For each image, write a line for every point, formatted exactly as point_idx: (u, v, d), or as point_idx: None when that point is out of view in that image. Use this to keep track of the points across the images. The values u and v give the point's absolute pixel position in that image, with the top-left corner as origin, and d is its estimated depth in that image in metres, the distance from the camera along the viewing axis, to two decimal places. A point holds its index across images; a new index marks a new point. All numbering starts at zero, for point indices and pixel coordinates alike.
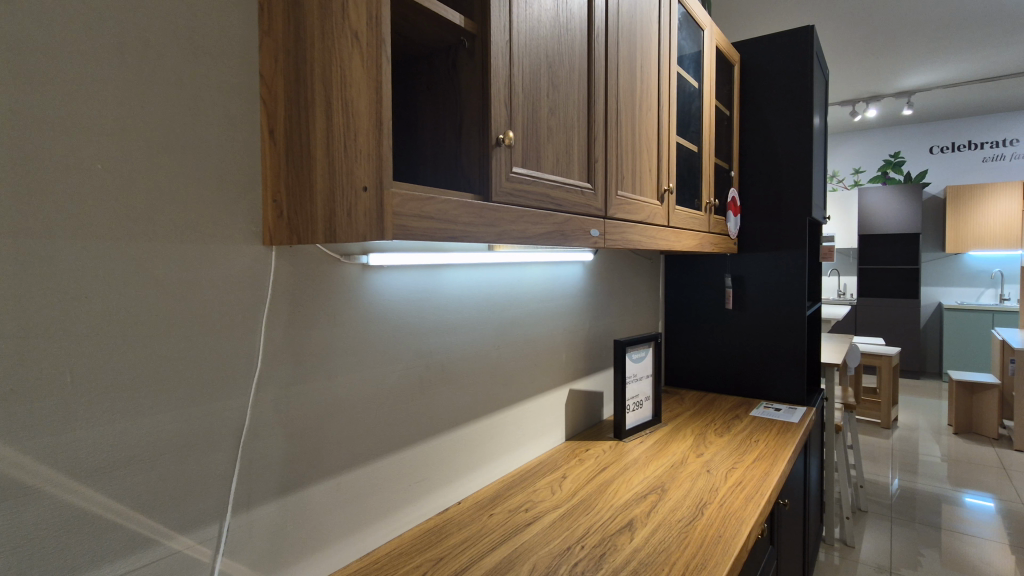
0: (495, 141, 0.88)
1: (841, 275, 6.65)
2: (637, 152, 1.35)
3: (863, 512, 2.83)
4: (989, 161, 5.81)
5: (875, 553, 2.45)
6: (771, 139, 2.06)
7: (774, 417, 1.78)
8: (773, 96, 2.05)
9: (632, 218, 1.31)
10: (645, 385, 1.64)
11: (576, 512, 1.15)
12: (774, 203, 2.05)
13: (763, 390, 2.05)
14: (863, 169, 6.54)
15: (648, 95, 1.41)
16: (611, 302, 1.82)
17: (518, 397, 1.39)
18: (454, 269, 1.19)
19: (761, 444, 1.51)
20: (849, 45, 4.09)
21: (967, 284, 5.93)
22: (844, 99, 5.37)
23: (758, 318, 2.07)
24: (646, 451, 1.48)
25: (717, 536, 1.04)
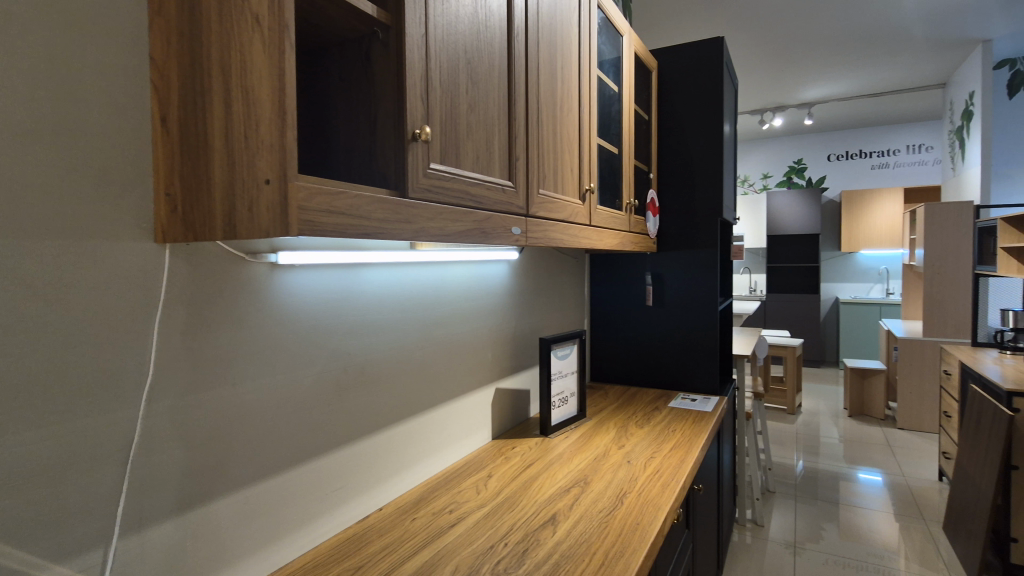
0: (411, 136, 0.86)
1: (752, 273, 7.04)
2: (558, 152, 1.37)
3: (770, 493, 3.04)
4: (877, 168, 6.42)
5: (782, 530, 2.64)
6: (686, 144, 2.16)
7: (690, 407, 1.87)
8: (688, 102, 2.16)
9: (554, 217, 1.32)
10: (570, 381, 1.67)
11: (501, 511, 1.15)
12: (690, 204, 2.16)
13: (681, 382, 2.15)
14: (770, 174, 7.05)
15: (568, 96, 1.44)
16: (536, 301, 1.84)
17: (442, 398, 1.37)
18: (373, 268, 1.16)
19: (678, 433, 1.59)
20: (757, 57, 4.38)
21: (858, 280, 6.55)
22: (754, 108, 5.76)
23: (676, 315, 2.17)
24: (571, 445, 1.51)
25: (635, 524, 1.08)
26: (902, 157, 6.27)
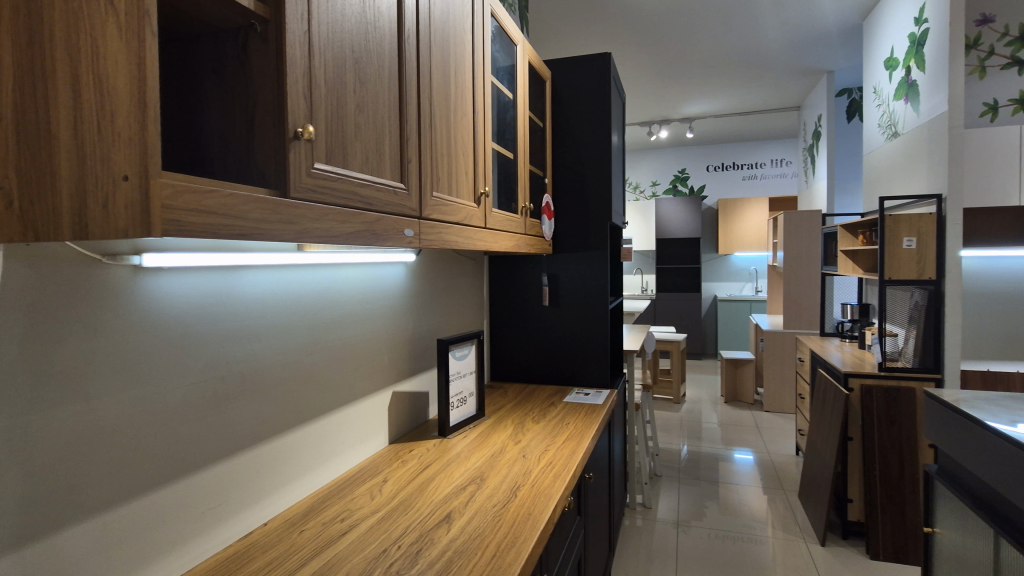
0: (293, 134, 0.83)
1: (643, 273, 7.66)
2: (452, 155, 1.39)
3: (658, 477, 3.28)
4: (747, 179, 7.16)
5: (668, 510, 2.86)
6: (578, 151, 2.28)
7: (583, 401, 1.97)
8: (579, 112, 2.28)
9: (448, 219, 1.34)
10: (469, 381, 1.69)
11: (395, 514, 1.14)
12: (582, 208, 2.28)
13: (575, 377, 2.27)
14: (658, 182, 7.60)
15: (462, 100, 1.46)
16: (433, 303, 1.84)
17: (335, 404, 1.33)
18: (256, 271, 1.10)
19: (571, 427, 1.67)
20: (644, 73, 4.71)
21: (733, 279, 7.26)
22: (642, 120, 6.17)
23: (570, 314, 2.28)
24: (469, 444, 1.54)
25: (527, 514, 1.12)
26: (767, 170, 7.07)
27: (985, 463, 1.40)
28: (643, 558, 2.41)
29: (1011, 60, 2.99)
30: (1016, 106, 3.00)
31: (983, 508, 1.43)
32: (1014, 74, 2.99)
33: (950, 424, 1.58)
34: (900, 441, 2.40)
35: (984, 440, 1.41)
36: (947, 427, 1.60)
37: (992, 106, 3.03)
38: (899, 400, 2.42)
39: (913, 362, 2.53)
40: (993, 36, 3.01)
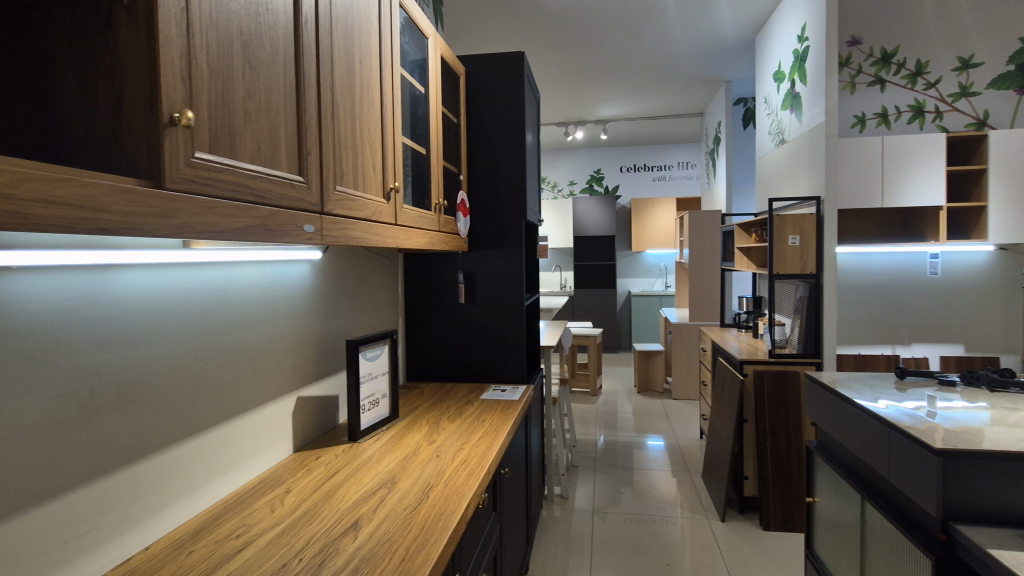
0: (169, 119, 0.76)
1: (562, 270, 7.85)
2: (358, 148, 1.34)
3: (575, 468, 3.38)
4: (657, 180, 7.57)
5: (585, 498, 2.96)
6: (493, 148, 2.29)
7: (500, 397, 1.99)
8: (493, 109, 2.28)
9: (354, 215, 1.28)
10: (381, 383, 1.64)
11: (298, 525, 1.08)
12: (498, 206, 2.29)
13: (492, 373, 2.28)
14: (575, 181, 7.81)
15: (368, 91, 1.41)
16: (342, 302, 1.77)
17: (231, 413, 1.24)
18: (132, 270, 0.99)
19: (487, 423, 1.68)
20: (559, 74, 4.82)
21: (645, 275, 7.64)
22: (559, 120, 6.31)
23: (487, 311, 2.28)
24: (381, 447, 1.49)
25: (439, 514, 1.11)
26: (675, 171, 7.52)
27: (854, 436, 1.57)
28: (562, 548, 2.47)
29: (876, 78, 3.38)
30: (880, 119, 3.40)
31: (853, 476, 1.60)
32: (877, 91, 3.39)
33: (827, 404, 1.76)
34: (787, 421, 2.64)
35: (854, 416, 1.58)
36: (825, 406, 1.78)
37: (861, 119, 3.42)
38: (786, 384, 2.66)
39: (799, 348, 2.77)
40: (861, 56, 3.38)
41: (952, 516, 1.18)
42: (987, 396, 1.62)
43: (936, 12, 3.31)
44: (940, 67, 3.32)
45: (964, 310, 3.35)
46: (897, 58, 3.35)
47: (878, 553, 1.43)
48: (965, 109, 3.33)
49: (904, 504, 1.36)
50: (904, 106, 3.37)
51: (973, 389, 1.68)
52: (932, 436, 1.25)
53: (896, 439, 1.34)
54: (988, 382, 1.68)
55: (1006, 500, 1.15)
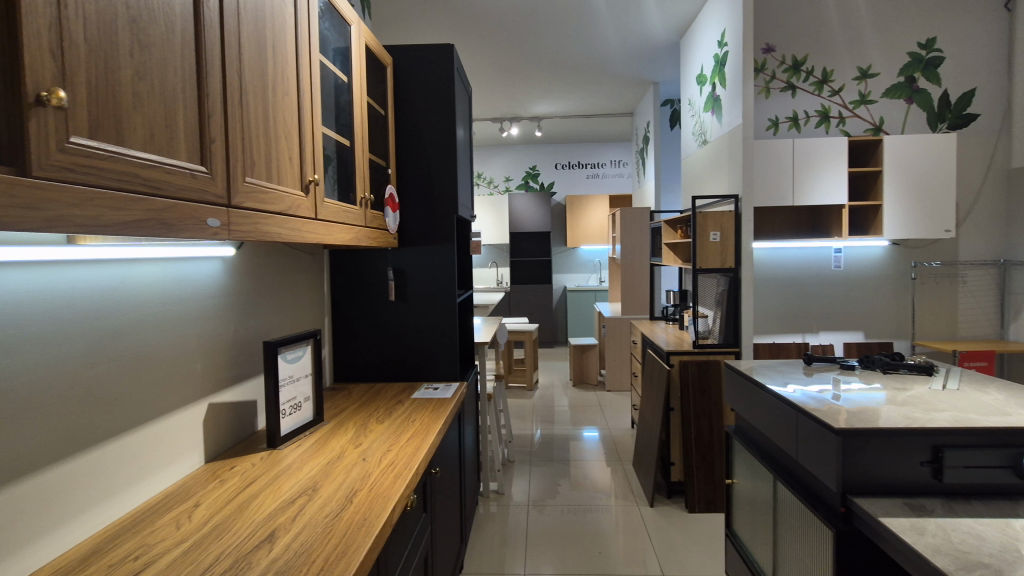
0: (36, 99, 0.67)
1: (498, 267, 7.85)
2: (271, 137, 1.26)
3: (511, 463, 3.39)
4: (591, 177, 7.76)
5: (521, 492, 2.98)
6: (422, 142, 2.24)
7: (431, 396, 1.95)
8: (422, 102, 2.23)
9: (267, 208, 1.21)
10: (303, 386, 1.57)
11: (206, 542, 1.01)
12: (428, 201, 2.24)
13: (424, 372, 2.24)
14: (511, 177, 7.83)
15: (283, 77, 1.33)
16: (260, 302, 1.67)
17: (130, 424, 1.14)
18: (5, 269, 0.89)
19: (417, 423, 1.65)
20: (493, 70, 4.80)
21: (580, 271, 7.80)
22: (494, 116, 6.30)
23: (417, 309, 2.24)
24: (303, 453, 1.42)
25: (362, 520, 1.07)
26: (608, 169, 7.75)
27: (767, 420, 1.67)
28: (498, 543, 2.47)
29: (787, 84, 3.61)
30: (791, 122, 3.64)
31: (766, 458, 1.70)
32: (789, 96, 3.63)
33: (744, 390, 1.86)
34: (710, 408, 2.78)
35: (766, 401, 1.67)
36: (742, 392, 1.88)
37: (775, 122, 3.65)
38: (709, 373, 2.79)
39: (719, 338, 2.93)
40: (775, 62, 3.60)
41: (850, 489, 1.28)
42: (880, 377, 1.78)
43: (838, 24, 3.58)
44: (843, 75, 3.60)
45: (864, 300, 3.65)
46: (806, 66, 3.60)
47: (788, 528, 1.53)
48: (863, 116, 3.62)
49: (809, 480, 1.47)
50: (812, 111, 3.62)
51: (869, 372, 1.84)
52: (835, 418, 1.34)
53: (803, 421, 1.44)
54: (882, 365, 1.84)
55: (896, 473, 1.26)
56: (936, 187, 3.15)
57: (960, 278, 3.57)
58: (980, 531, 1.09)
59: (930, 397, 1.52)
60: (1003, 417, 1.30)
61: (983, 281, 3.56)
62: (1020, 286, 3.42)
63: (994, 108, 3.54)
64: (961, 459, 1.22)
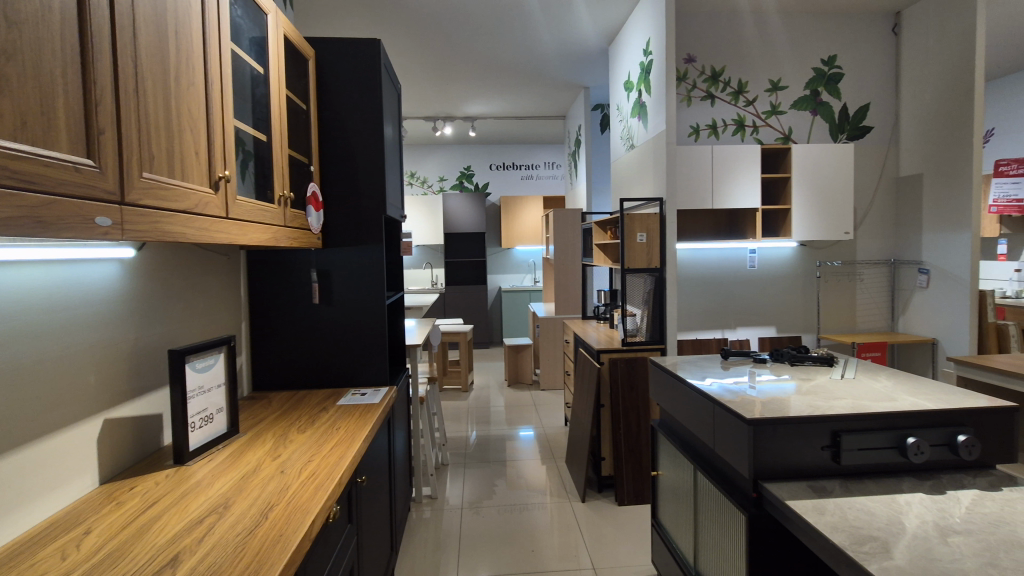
0: None
1: (433, 268, 7.76)
2: (175, 128, 1.17)
3: (445, 466, 3.36)
4: (525, 178, 7.86)
5: (454, 495, 2.96)
6: (347, 139, 2.17)
7: (358, 402, 1.89)
8: (347, 98, 2.16)
9: (169, 206, 1.12)
10: (215, 396, 1.47)
11: (99, 570, 0.92)
12: (354, 200, 2.17)
13: (351, 377, 2.17)
14: (445, 177, 7.75)
15: (189, 65, 1.24)
16: (165, 307, 1.55)
17: (7, 445, 1.02)
18: None
19: (341, 430, 1.59)
20: (424, 67, 4.74)
21: (515, 271, 7.85)
22: (427, 115, 6.22)
23: (344, 312, 2.16)
24: (214, 469, 1.33)
25: (278, 536, 1.01)
26: (541, 171, 7.88)
27: (688, 413, 1.74)
28: (431, 549, 2.43)
29: (707, 94, 3.81)
30: (710, 130, 3.84)
31: (687, 449, 1.78)
32: (708, 105, 3.83)
33: (668, 385, 1.94)
34: (637, 403, 2.88)
35: (687, 395, 1.75)
36: (666, 387, 1.95)
37: (696, 128, 3.83)
38: (637, 370, 2.89)
39: (646, 336, 3.02)
40: (696, 72, 3.80)
41: (761, 476, 1.35)
42: (789, 369, 1.91)
43: (751, 39, 3.83)
44: (756, 87, 3.84)
45: (776, 297, 3.92)
46: (723, 77, 3.82)
47: (707, 515, 1.61)
48: (774, 126, 3.88)
49: (725, 469, 1.55)
50: (729, 120, 3.85)
51: (779, 364, 1.97)
52: (749, 409, 1.42)
53: (719, 413, 1.51)
54: (790, 357, 1.98)
55: (800, 459, 1.36)
56: (837, 193, 3.43)
57: (858, 276, 3.91)
58: (870, 508, 1.19)
59: (830, 386, 1.65)
60: (891, 402, 1.43)
61: (877, 279, 3.92)
62: (907, 283, 3.79)
63: (884, 121, 3.91)
64: (856, 443, 1.33)
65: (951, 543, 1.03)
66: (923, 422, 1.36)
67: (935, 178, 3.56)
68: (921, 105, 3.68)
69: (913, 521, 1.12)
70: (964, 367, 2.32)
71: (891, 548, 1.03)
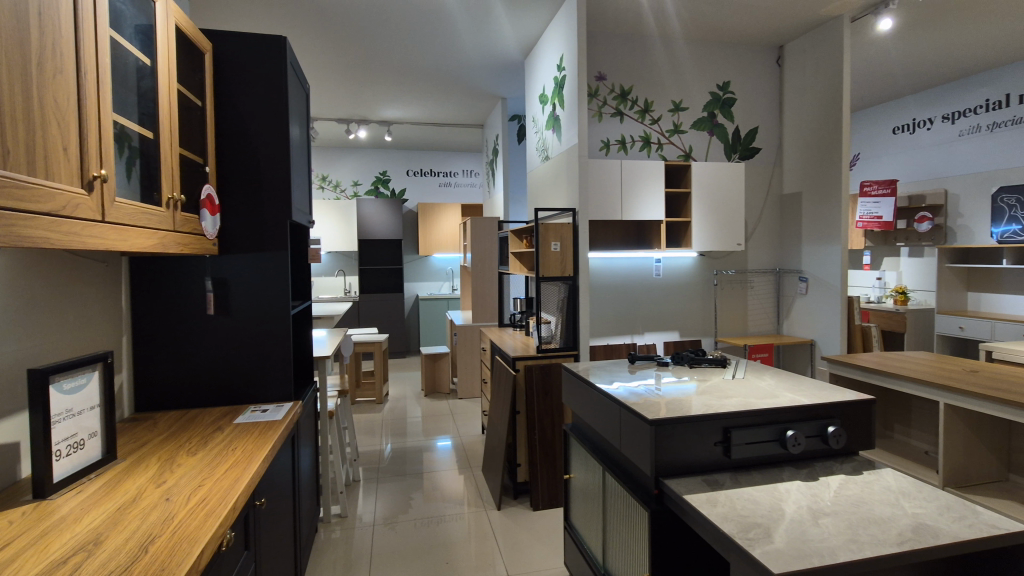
0: None
1: (346, 275, 7.48)
2: (37, 119, 1.04)
3: (356, 482, 3.22)
4: (443, 186, 7.84)
5: (366, 512, 2.85)
6: (249, 139, 2.04)
7: (258, 419, 1.77)
8: (249, 96, 2.04)
9: (28, 207, 0.99)
10: (87, 420, 1.31)
11: None
12: (256, 205, 2.04)
13: (252, 393, 2.04)
14: (360, 181, 7.52)
15: (57, 49, 1.11)
16: (24, 321, 1.36)
17: None
18: None
19: (237, 451, 1.48)
20: (336, 68, 4.58)
21: (433, 279, 7.77)
22: (340, 117, 6.01)
23: (244, 323, 2.03)
24: (82, 503, 1.18)
25: (161, 569, 0.92)
26: (459, 178, 7.91)
27: (597, 416, 1.80)
28: (341, 570, 2.32)
29: (616, 111, 4.01)
30: (620, 145, 4.05)
31: (596, 451, 1.85)
32: (617, 121, 4.03)
33: (579, 390, 2.00)
34: (551, 408, 2.94)
35: (597, 399, 1.81)
36: (577, 392, 2.01)
37: (606, 143, 4.02)
38: (551, 376, 2.95)
39: (561, 342, 3.11)
40: (606, 90, 3.99)
41: (662, 474, 1.43)
42: (688, 370, 2.05)
43: (654, 63, 4.09)
44: (660, 107, 4.10)
45: (678, 304, 4.18)
46: (631, 95, 4.04)
47: (614, 513, 1.67)
48: (677, 143, 4.16)
49: (630, 469, 1.62)
50: (636, 136, 4.07)
51: (679, 366, 2.11)
52: (652, 411, 1.49)
53: (625, 415, 1.58)
54: (689, 360, 2.14)
55: (697, 455, 1.45)
56: (730, 207, 3.74)
57: (748, 283, 4.28)
58: (755, 496, 1.30)
59: (723, 386, 1.79)
60: (773, 399, 1.58)
61: (764, 286, 4.31)
62: (790, 290, 4.21)
63: (770, 144, 4.32)
64: (743, 438, 1.44)
65: (821, 525, 1.15)
66: (800, 416, 1.50)
67: (812, 196, 3.99)
68: (800, 130, 4.11)
69: (790, 507, 1.24)
70: (835, 365, 2.59)
71: (772, 533, 1.13)
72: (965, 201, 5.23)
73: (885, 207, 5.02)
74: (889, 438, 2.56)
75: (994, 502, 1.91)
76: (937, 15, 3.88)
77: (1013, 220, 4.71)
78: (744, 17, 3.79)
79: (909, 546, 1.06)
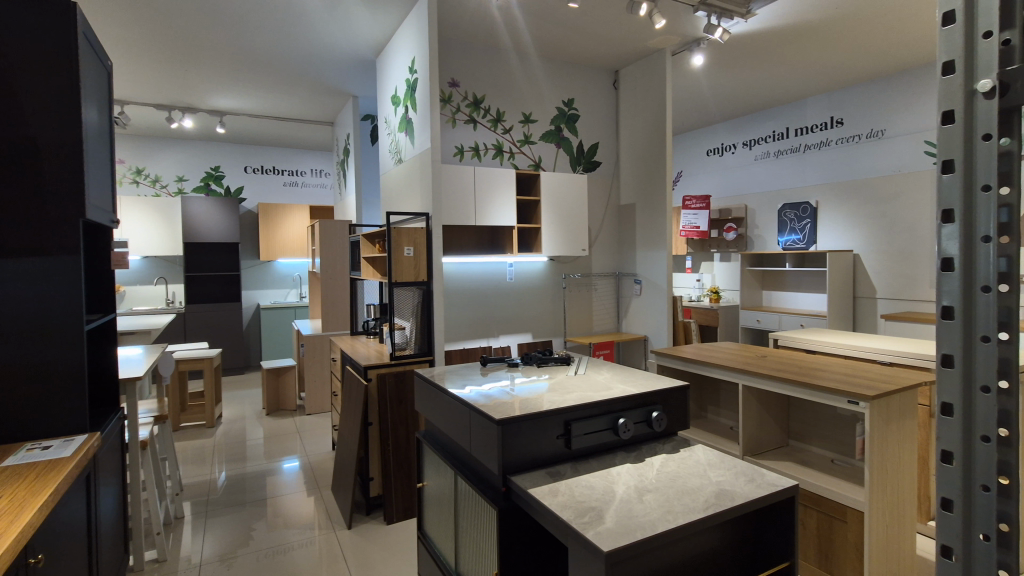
0: None
1: (169, 283, 6.58)
2: None
3: (179, 520, 2.82)
4: (288, 185, 7.30)
5: (194, 551, 2.51)
6: (25, 120, 1.67)
7: (36, 458, 1.46)
8: (23, 65, 1.67)
9: None
10: None
11: None
12: (35, 199, 1.69)
13: (31, 428, 1.68)
14: (186, 177, 6.65)
15: None
16: None
17: None
18: None
19: (3, 499, 1.21)
20: (151, 45, 4.00)
21: (277, 286, 7.17)
22: (159, 102, 5.26)
23: (18, 342, 1.67)
24: None
25: None
26: (308, 178, 7.41)
27: (448, 420, 1.80)
28: None
29: (469, 118, 4.09)
30: (473, 152, 4.12)
31: (448, 455, 1.84)
32: (471, 128, 4.10)
33: (431, 395, 1.98)
34: (405, 416, 2.88)
35: (447, 404, 1.81)
36: (429, 398, 1.99)
37: (460, 149, 4.06)
38: (404, 383, 2.89)
39: (415, 349, 3.08)
40: (459, 97, 4.04)
41: (508, 471, 1.47)
42: (536, 370, 2.15)
43: (505, 75, 4.25)
44: (511, 117, 4.27)
45: (530, 306, 4.37)
46: (484, 104, 4.15)
47: (465, 516, 1.68)
48: (527, 153, 4.36)
49: (479, 469, 1.64)
50: (489, 144, 4.18)
51: (529, 366, 2.20)
52: (497, 410, 1.53)
53: (475, 416, 1.60)
54: (537, 360, 2.24)
55: (541, 449, 1.52)
56: (575, 216, 4.02)
57: (593, 286, 4.64)
58: (591, 482, 1.40)
59: (567, 382, 1.90)
60: (607, 391, 1.72)
61: (606, 288, 4.71)
62: (627, 291, 4.66)
63: (610, 158, 4.73)
64: (581, 428, 1.55)
65: (645, 501, 1.28)
66: (630, 405, 1.65)
67: (644, 207, 4.46)
68: (633, 147, 4.57)
69: (621, 487, 1.36)
70: (662, 357, 2.90)
71: (604, 514, 1.22)
72: (759, 215, 6.28)
73: (701, 218, 5.81)
74: (704, 417, 2.94)
75: (780, 465, 2.30)
76: (736, 56, 4.60)
77: (794, 231, 5.86)
78: (584, 41, 4.12)
79: (712, 510, 1.23)
